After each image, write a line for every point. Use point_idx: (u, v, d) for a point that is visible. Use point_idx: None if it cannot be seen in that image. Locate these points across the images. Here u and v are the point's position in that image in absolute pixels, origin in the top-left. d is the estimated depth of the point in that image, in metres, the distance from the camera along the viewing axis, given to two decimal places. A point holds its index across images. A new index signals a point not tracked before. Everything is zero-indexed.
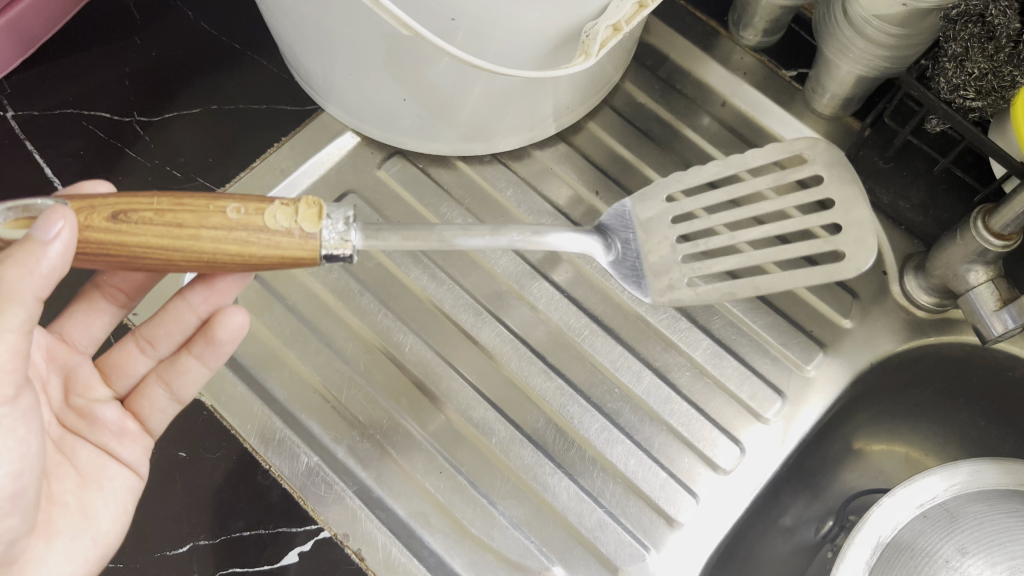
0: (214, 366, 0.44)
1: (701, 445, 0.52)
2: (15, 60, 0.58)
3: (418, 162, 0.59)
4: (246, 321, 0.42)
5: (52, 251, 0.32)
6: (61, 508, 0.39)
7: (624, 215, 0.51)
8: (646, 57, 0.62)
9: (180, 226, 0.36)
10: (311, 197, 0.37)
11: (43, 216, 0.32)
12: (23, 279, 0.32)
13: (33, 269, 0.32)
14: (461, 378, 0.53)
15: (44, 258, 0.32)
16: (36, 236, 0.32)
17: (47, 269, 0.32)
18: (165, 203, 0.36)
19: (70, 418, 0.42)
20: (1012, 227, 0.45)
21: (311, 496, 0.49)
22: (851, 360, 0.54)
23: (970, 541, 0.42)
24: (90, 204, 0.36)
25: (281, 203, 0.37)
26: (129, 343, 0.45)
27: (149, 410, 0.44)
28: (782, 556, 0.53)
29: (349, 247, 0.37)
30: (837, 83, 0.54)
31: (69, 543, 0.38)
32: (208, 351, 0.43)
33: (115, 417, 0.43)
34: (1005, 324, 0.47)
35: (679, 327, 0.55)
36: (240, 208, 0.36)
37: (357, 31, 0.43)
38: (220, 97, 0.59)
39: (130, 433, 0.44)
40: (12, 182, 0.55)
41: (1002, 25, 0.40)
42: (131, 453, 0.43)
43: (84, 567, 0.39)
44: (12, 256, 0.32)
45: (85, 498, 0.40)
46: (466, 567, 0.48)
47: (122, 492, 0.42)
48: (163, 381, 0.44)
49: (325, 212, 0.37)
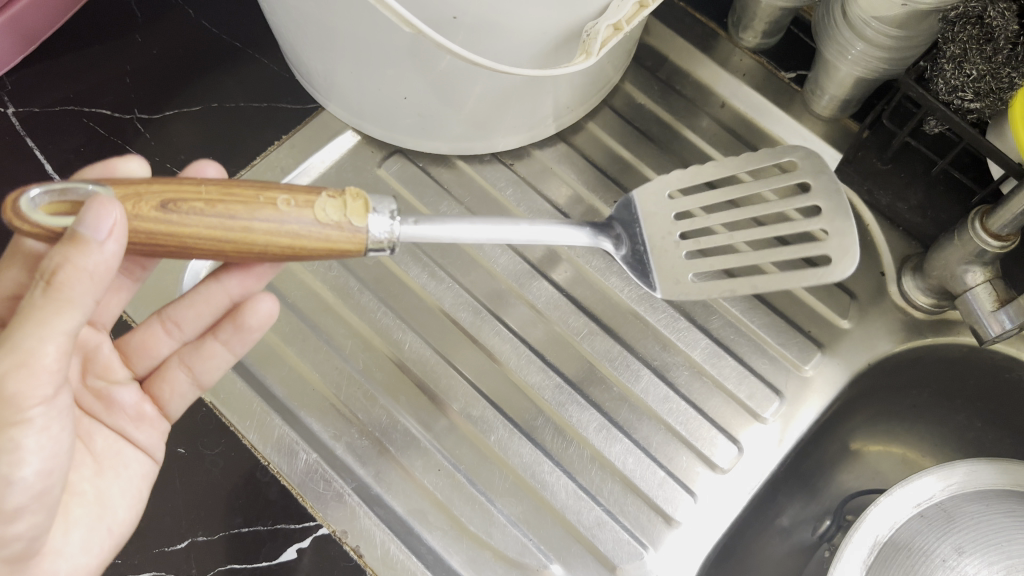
0: (238, 352, 0.45)
1: (699, 443, 0.52)
2: (15, 56, 0.58)
3: (417, 161, 0.59)
4: (274, 307, 0.44)
5: (107, 250, 0.31)
6: (77, 497, 0.39)
7: (630, 206, 0.51)
8: (646, 58, 0.63)
9: (231, 217, 0.35)
10: (355, 188, 0.37)
11: (92, 213, 0.31)
12: (81, 287, 0.31)
13: (89, 273, 0.31)
14: (460, 375, 0.53)
15: (100, 259, 0.31)
16: (87, 236, 0.31)
17: (102, 269, 0.32)
18: (214, 191, 0.35)
19: (88, 400, 0.42)
20: (1009, 227, 0.45)
21: (310, 493, 0.49)
22: (848, 360, 0.55)
23: (966, 540, 0.42)
24: (136, 191, 0.34)
25: (328, 195, 0.36)
26: (155, 324, 0.45)
27: (168, 394, 0.45)
28: (779, 556, 0.54)
29: (394, 239, 0.38)
30: (836, 84, 0.54)
31: (85, 532, 0.39)
32: (236, 337, 0.44)
33: (133, 400, 0.43)
34: (1002, 324, 0.47)
35: (678, 326, 0.55)
36: (290, 202, 0.36)
37: (361, 30, 0.43)
38: (221, 94, 0.60)
39: (147, 418, 0.44)
40: (13, 177, 0.55)
41: (1001, 27, 0.40)
42: (147, 437, 0.43)
43: (97, 559, 0.39)
44: (70, 262, 0.31)
45: (102, 487, 0.40)
46: (464, 564, 0.48)
47: (137, 479, 0.42)
48: (187, 365, 0.44)
49: (371, 206, 0.37)
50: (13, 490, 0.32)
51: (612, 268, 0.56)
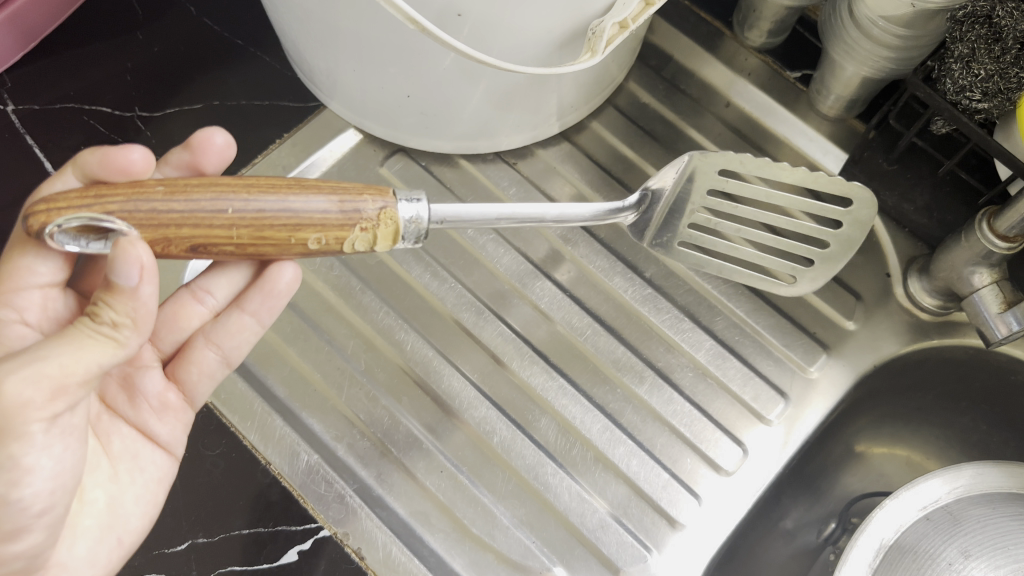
0: (265, 321, 0.44)
1: (703, 445, 0.52)
2: (15, 53, 0.58)
3: (420, 160, 0.59)
4: (298, 272, 0.42)
5: (144, 294, 0.31)
6: (88, 506, 0.38)
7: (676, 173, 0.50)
8: (650, 56, 0.62)
9: (262, 255, 0.36)
10: (389, 212, 0.36)
11: (120, 261, 0.30)
12: (128, 330, 0.32)
13: (133, 317, 0.32)
14: (463, 377, 0.52)
15: (140, 303, 0.32)
16: (122, 283, 0.31)
17: (142, 311, 0.32)
18: (245, 236, 0.35)
19: (111, 392, 0.41)
20: (1017, 228, 0.45)
21: (311, 494, 0.48)
22: (852, 361, 0.54)
23: (972, 543, 0.42)
24: (165, 238, 0.33)
25: (360, 230, 0.36)
26: (184, 296, 0.43)
27: (197, 376, 0.43)
28: (783, 559, 0.53)
29: (420, 224, 0.37)
30: (843, 84, 0.54)
31: (93, 543, 0.38)
32: (264, 307, 0.43)
33: (158, 389, 0.42)
34: (1009, 326, 0.46)
35: (681, 327, 0.54)
36: (321, 240, 0.36)
37: (363, 27, 0.43)
38: (222, 93, 0.59)
39: (171, 407, 0.43)
40: (13, 176, 0.55)
41: (1009, 26, 0.40)
42: (170, 429, 0.43)
43: (104, 567, 0.39)
44: (112, 305, 0.31)
45: (115, 496, 0.39)
46: (466, 567, 0.48)
47: (153, 483, 0.41)
48: (214, 342, 0.43)
49: (400, 232, 0.37)
50: (11, 509, 0.32)
51: (616, 269, 0.56)
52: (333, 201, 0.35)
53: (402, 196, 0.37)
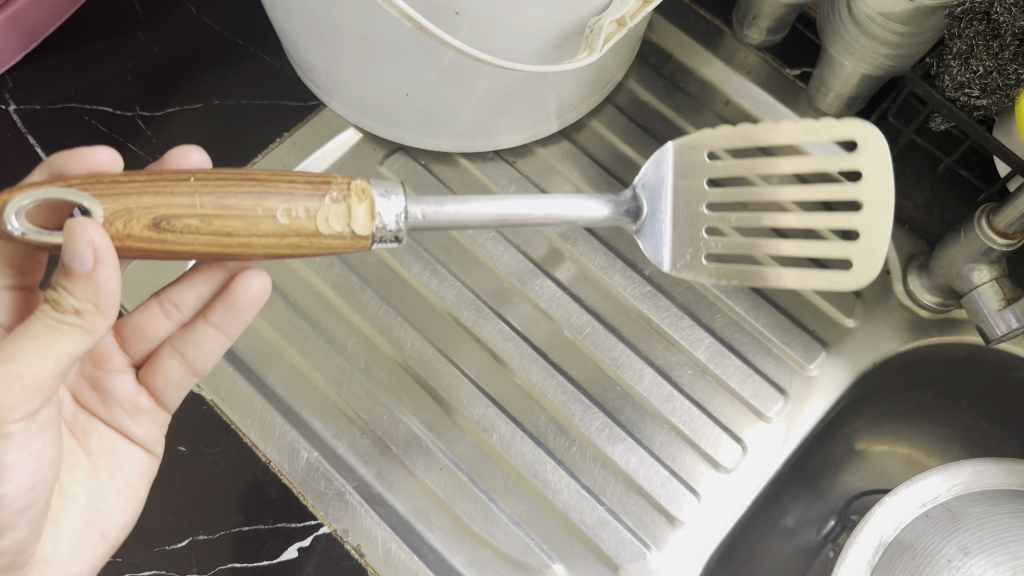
0: (231, 333, 0.43)
1: (703, 443, 0.52)
2: (16, 54, 0.58)
3: (420, 158, 0.59)
4: (266, 284, 0.42)
5: (103, 278, 0.30)
6: (70, 502, 0.39)
7: (662, 162, 0.47)
8: (650, 55, 0.62)
9: (229, 235, 0.34)
10: (360, 185, 0.36)
11: (70, 245, 0.29)
12: (91, 315, 0.31)
13: (94, 302, 0.31)
14: (462, 374, 0.53)
15: (100, 288, 0.30)
16: (76, 267, 0.30)
17: (104, 296, 0.31)
18: (209, 207, 0.33)
19: (84, 393, 0.42)
20: (1016, 226, 0.45)
21: (311, 491, 0.48)
22: (851, 359, 0.54)
23: (972, 540, 0.42)
24: (125, 208, 0.33)
25: (332, 201, 0.35)
26: (151, 305, 0.43)
27: (164, 383, 0.43)
28: (782, 557, 0.53)
29: (395, 226, 0.37)
30: (842, 82, 0.54)
31: (77, 538, 0.39)
32: (228, 319, 0.42)
33: (129, 391, 0.43)
34: (1008, 323, 0.46)
35: (681, 325, 0.54)
36: (290, 212, 0.34)
37: (361, 25, 0.43)
38: (223, 92, 0.59)
39: (143, 410, 0.43)
40: (13, 175, 0.55)
41: (1007, 23, 0.40)
42: (145, 431, 0.43)
43: (90, 563, 0.40)
44: (71, 292, 0.30)
45: (96, 491, 0.40)
46: (466, 564, 0.48)
47: (134, 479, 0.42)
48: (179, 353, 0.43)
49: (376, 209, 0.36)
50: None
51: (615, 267, 0.56)
52: (300, 175, 0.35)
53: (380, 188, 0.37)
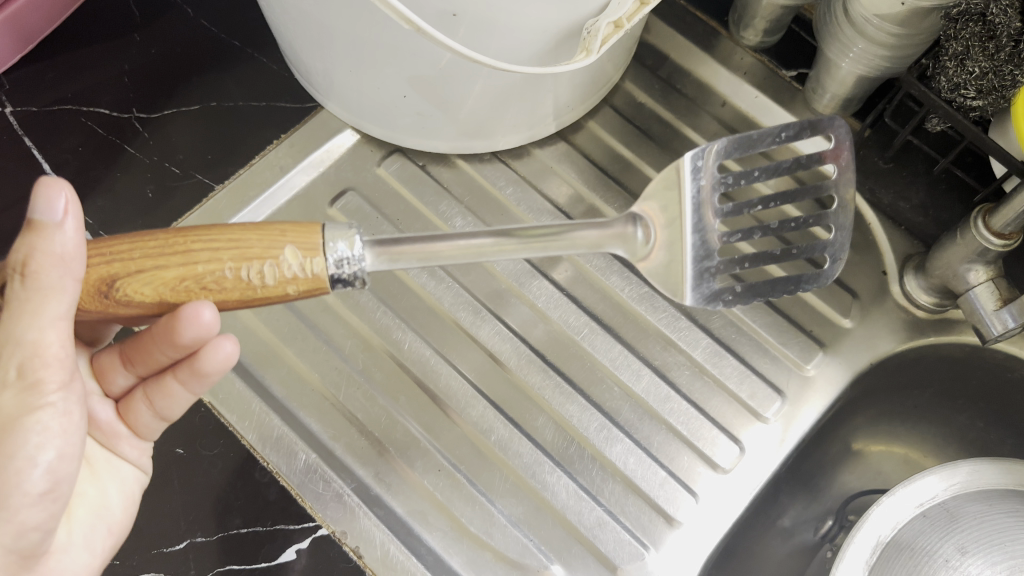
0: (198, 391, 0.42)
1: (701, 443, 0.52)
2: (13, 56, 0.58)
3: (417, 160, 0.59)
4: (235, 350, 0.40)
5: (66, 230, 0.32)
6: (80, 497, 0.40)
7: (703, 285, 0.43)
8: (646, 56, 0.62)
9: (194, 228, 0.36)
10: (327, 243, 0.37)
11: (42, 196, 0.31)
12: (57, 270, 0.32)
13: (59, 256, 0.32)
14: (461, 376, 0.53)
15: (64, 240, 0.32)
16: (46, 220, 0.31)
17: (68, 249, 0.32)
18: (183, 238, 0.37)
19: None
20: (1012, 226, 0.45)
21: (309, 494, 0.48)
22: (849, 359, 0.54)
23: (970, 541, 0.42)
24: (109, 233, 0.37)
25: None
26: (115, 354, 0.43)
27: (136, 422, 0.43)
28: (781, 556, 0.53)
29: (353, 245, 0.35)
30: (837, 82, 0.54)
31: (87, 531, 0.40)
32: (193, 379, 0.41)
33: (107, 416, 0.43)
34: (1005, 323, 0.46)
35: (679, 326, 0.55)
36: None
37: (355, 26, 0.43)
38: (220, 95, 0.59)
39: (122, 435, 0.43)
40: (11, 177, 0.55)
41: (1002, 25, 0.39)
42: (129, 451, 0.43)
43: (100, 556, 0.40)
44: (37, 248, 0.31)
45: (100, 485, 0.41)
46: (464, 565, 0.48)
47: (130, 481, 0.43)
48: (147, 399, 0.42)
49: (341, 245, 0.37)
50: (35, 474, 0.32)
51: (613, 268, 0.56)
52: None
53: (329, 236, 0.35)
